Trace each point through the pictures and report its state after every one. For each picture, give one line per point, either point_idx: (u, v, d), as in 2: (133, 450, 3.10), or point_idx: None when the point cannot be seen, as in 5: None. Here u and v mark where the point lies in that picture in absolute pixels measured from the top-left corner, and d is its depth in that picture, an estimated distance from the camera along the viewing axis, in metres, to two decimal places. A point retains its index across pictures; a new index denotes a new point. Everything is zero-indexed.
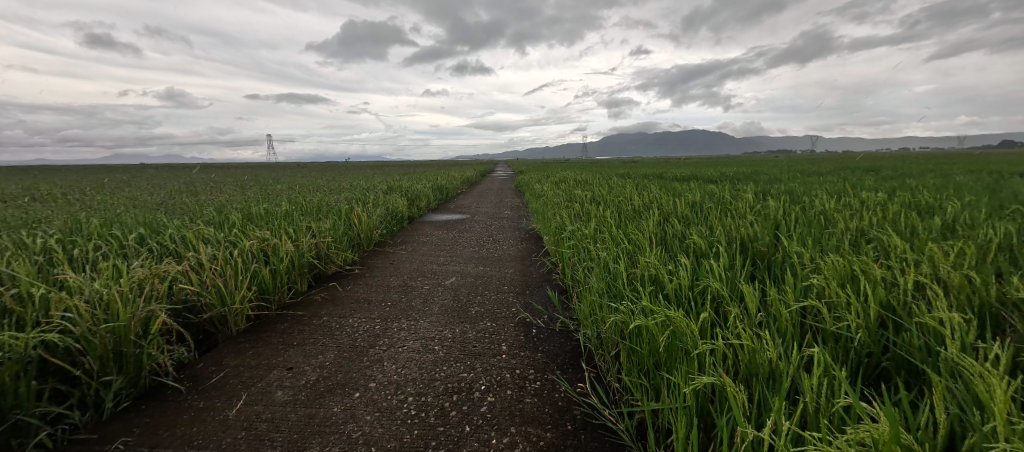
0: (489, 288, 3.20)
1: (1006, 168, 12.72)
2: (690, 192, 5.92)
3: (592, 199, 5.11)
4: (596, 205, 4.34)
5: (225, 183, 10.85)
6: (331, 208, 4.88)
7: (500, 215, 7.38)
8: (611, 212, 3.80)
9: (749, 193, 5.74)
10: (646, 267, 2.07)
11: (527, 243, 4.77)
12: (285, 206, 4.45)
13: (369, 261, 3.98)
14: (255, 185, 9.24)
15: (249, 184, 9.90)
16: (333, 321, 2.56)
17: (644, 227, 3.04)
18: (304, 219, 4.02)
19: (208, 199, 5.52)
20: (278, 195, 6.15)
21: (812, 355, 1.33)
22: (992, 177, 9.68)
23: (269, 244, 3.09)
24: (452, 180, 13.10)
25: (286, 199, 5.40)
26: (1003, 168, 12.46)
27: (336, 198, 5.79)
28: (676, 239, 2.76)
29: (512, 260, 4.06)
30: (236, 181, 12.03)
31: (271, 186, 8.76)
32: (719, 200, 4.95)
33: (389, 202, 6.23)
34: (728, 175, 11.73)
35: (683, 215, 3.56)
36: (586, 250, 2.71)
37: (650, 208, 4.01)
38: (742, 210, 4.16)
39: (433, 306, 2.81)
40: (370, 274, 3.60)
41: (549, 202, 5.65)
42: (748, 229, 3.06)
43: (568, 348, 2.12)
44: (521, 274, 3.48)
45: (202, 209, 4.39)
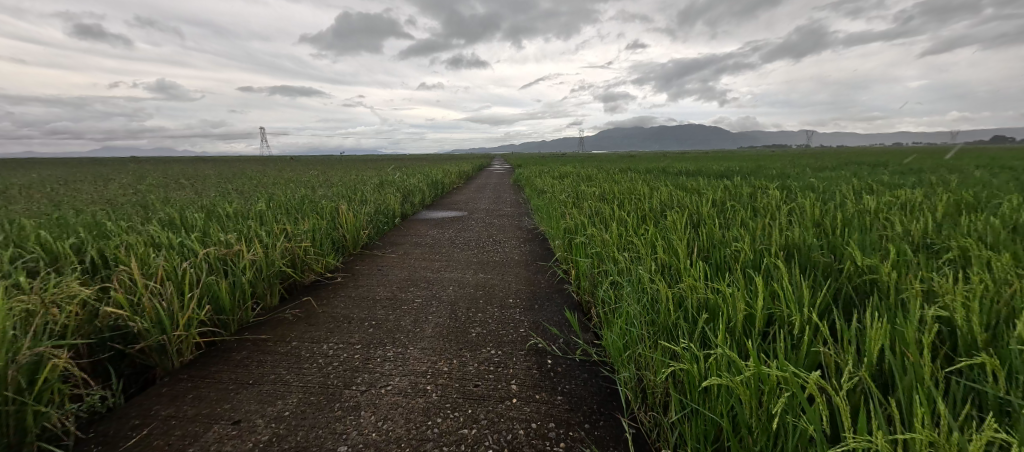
0: (492, 301, 2.76)
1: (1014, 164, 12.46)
2: (707, 189, 5.46)
3: (602, 197, 4.66)
4: (608, 204, 3.87)
5: (203, 178, 10.15)
6: (312, 206, 4.37)
7: (500, 212, 6.91)
8: (629, 212, 3.34)
9: (771, 190, 5.29)
10: (696, 290, 1.62)
11: (530, 246, 4.31)
12: (258, 205, 3.92)
13: (354, 268, 3.50)
14: (232, 181, 8.47)
15: (228, 179, 9.20)
16: (305, 347, 2.11)
17: (675, 234, 2.58)
18: (277, 219, 3.51)
19: (173, 198, 4.92)
20: (255, 192, 5.57)
21: (987, 441, 0.89)
22: (1009, 172, 9.33)
23: (230, 252, 2.61)
24: (446, 175, 12.47)
25: (261, 198, 4.84)
26: (1011, 164, 12.18)
27: (320, 195, 5.25)
28: (717, 251, 2.30)
29: (515, 266, 3.59)
30: (215, 176, 11.20)
31: (250, 182, 8.02)
32: (743, 198, 4.51)
33: (377, 198, 5.69)
34: (735, 171, 11.29)
35: (713, 218, 3.12)
36: (610, 261, 2.23)
37: (672, 209, 3.53)
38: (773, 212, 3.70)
39: (426, 327, 2.36)
40: (354, 284, 3.12)
41: (553, 200, 5.17)
42: (797, 236, 2.60)
43: (595, 390, 1.69)
44: (527, 285, 3.05)
45: (158, 209, 3.81)
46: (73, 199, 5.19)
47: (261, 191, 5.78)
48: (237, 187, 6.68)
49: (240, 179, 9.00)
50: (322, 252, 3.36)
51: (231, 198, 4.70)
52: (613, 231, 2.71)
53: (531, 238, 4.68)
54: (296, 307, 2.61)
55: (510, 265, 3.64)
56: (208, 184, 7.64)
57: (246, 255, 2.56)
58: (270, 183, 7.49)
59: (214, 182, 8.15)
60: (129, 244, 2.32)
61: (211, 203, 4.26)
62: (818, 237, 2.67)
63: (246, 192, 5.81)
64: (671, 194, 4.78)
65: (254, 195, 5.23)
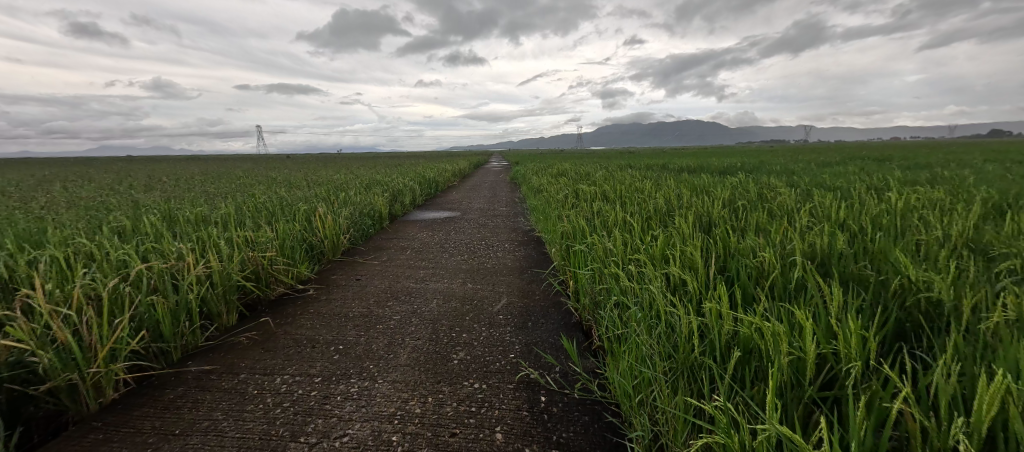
0: (479, 318, 2.44)
1: (1014, 158, 12.29)
2: (714, 187, 5.14)
3: (602, 197, 4.33)
4: (610, 206, 3.54)
5: (184, 178, 9.75)
6: (287, 209, 4.02)
7: (494, 212, 6.57)
8: (634, 215, 3.01)
9: (782, 188, 4.97)
10: (724, 322, 1.30)
11: (525, 250, 3.99)
12: (225, 209, 3.58)
13: (329, 278, 3.16)
14: (218, 181, 8.15)
15: (209, 179, 8.81)
16: (255, 380, 1.79)
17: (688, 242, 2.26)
18: (245, 224, 3.18)
19: (137, 201, 4.55)
20: (231, 194, 5.21)
21: None
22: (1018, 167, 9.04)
23: (178, 266, 2.28)
24: (441, 172, 12.12)
25: (236, 200, 4.50)
26: (1015, 158, 11.96)
27: (300, 196, 4.90)
28: (739, 263, 1.98)
29: (509, 274, 3.27)
30: (203, 176, 10.84)
31: (235, 181, 7.68)
32: (753, 198, 4.19)
33: (364, 200, 5.37)
34: (735, 167, 10.97)
35: (726, 223, 2.80)
36: (614, 275, 1.91)
37: (680, 211, 3.22)
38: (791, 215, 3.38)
39: (401, 353, 2.03)
40: (326, 298, 2.79)
41: (550, 199, 4.84)
42: (825, 243, 2.28)
43: (598, 441, 1.38)
44: (520, 298, 2.73)
45: (116, 214, 3.48)
46: (39, 202, 4.87)
47: (240, 192, 5.44)
48: (218, 188, 6.35)
49: (227, 179, 8.65)
50: (293, 263, 3.03)
51: (200, 201, 4.34)
52: (617, 237, 2.38)
53: (527, 241, 4.36)
54: (253, 329, 2.28)
55: (502, 273, 3.32)
56: (191, 184, 7.31)
57: (196, 268, 2.24)
58: (254, 183, 7.16)
59: (197, 182, 7.80)
60: (52, 259, 1.98)
61: (177, 206, 3.93)
62: (850, 245, 2.36)
63: (224, 193, 5.47)
64: (676, 193, 4.46)
65: (230, 197, 4.88)
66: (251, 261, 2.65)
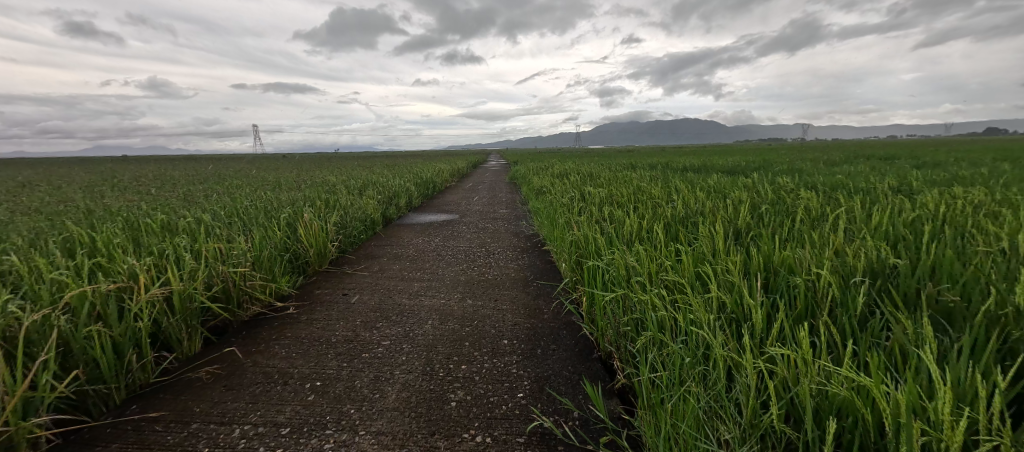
0: (482, 344, 2.13)
1: (1021, 156, 12.10)
2: (727, 189, 4.84)
3: (611, 201, 4.03)
4: (623, 211, 3.22)
5: (168, 179, 9.36)
6: (269, 215, 3.70)
7: (494, 215, 6.26)
8: (653, 224, 2.70)
9: (800, 190, 4.69)
10: (808, 380, 0.98)
11: (528, 259, 3.68)
12: (197, 218, 3.24)
13: (312, 294, 2.84)
14: (205, 183, 7.75)
15: (196, 181, 8.44)
16: (210, 432, 1.47)
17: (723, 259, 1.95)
18: (218, 235, 2.85)
19: (107, 207, 4.20)
20: (211, 198, 4.86)
21: None
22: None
23: (129, 288, 1.96)
24: (439, 173, 11.74)
25: (216, 205, 4.16)
26: (1022, 156, 11.75)
27: (286, 199, 4.57)
28: (790, 286, 1.68)
29: (513, 288, 2.96)
30: (191, 177, 10.39)
31: (220, 184, 7.27)
32: (773, 201, 3.90)
33: (355, 204, 5.02)
34: (738, 166, 10.71)
35: (755, 233, 2.50)
36: (642, 302, 1.59)
37: (702, 218, 2.90)
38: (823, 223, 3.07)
39: (390, 391, 1.71)
40: (308, 318, 2.47)
41: (554, 203, 4.52)
42: (878, 256, 1.98)
43: None
44: (527, 318, 2.42)
45: (75, 223, 3.13)
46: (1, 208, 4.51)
47: (222, 195, 5.07)
48: (202, 191, 5.97)
49: (213, 181, 8.23)
50: (271, 278, 2.71)
51: (174, 207, 4.00)
52: (640, 252, 2.06)
53: (531, 248, 4.05)
54: (216, 359, 1.95)
55: (505, 286, 3.01)
56: (174, 187, 6.91)
57: (149, 291, 1.91)
58: (241, 185, 6.78)
59: (181, 184, 7.38)
60: None
61: (147, 213, 3.58)
62: (911, 258, 2.04)
63: (206, 196, 5.11)
64: (691, 196, 4.14)
65: (210, 201, 4.53)
66: (219, 277, 2.32)
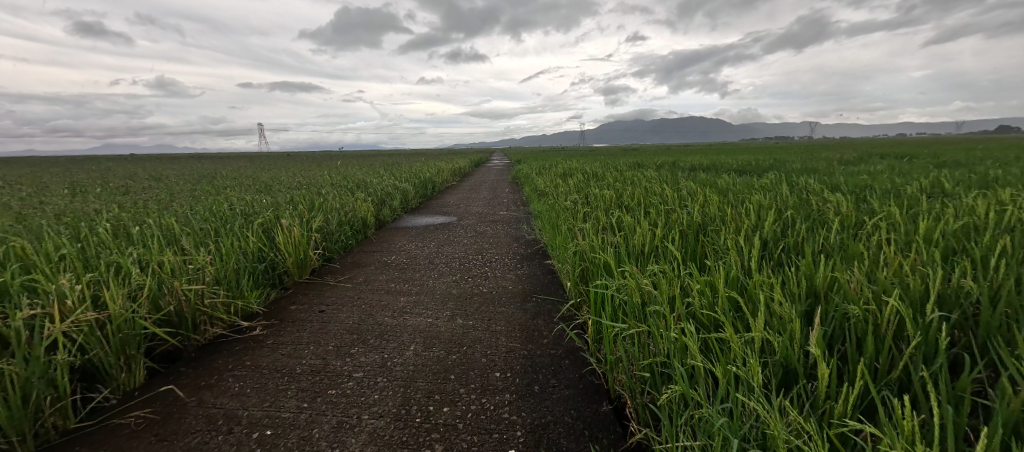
0: (469, 377, 1.82)
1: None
2: (743, 191, 4.49)
3: (619, 205, 3.70)
4: (632, 218, 2.89)
5: (156, 179, 9.03)
6: (245, 221, 3.39)
7: (494, 217, 5.95)
8: (667, 236, 2.37)
9: (824, 193, 4.33)
10: None
11: (528, 269, 3.36)
12: (162, 225, 2.94)
13: (285, 311, 2.54)
14: (189, 184, 7.37)
15: (184, 181, 8.11)
16: None
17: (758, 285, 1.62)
18: (181, 245, 2.56)
19: (73, 212, 3.88)
20: (189, 201, 4.54)
21: None
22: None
23: (54, 313, 1.67)
24: (438, 172, 11.36)
25: (190, 210, 3.83)
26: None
27: (268, 202, 4.26)
28: (847, 322, 1.35)
29: (509, 305, 2.65)
30: (178, 178, 9.95)
31: (204, 185, 6.86)
32: (797, 206, 3.55)
33: (344, 207, 4.70)
34: (747, 166, 10.31)
35: (787, 250, 2.16)
36: (663, 342, 1.27)
37: (723, 228, 2.56)
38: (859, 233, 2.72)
39: (353, 445, 1.41)
40: (274, 341, 2.16)
41: (557, 206, 4.18)
42: (945, 280, 1.64)
43: None
44: (524, 344, 2.11)
45: (23, 231, 2.82)
46: None
47: (202, 198, 4.75)
48: (181, 193, 5.60)
49: (198, 182, 7.81)
50: (237, 293, 2.41)
51: (144, 211, 3.68)
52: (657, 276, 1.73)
53: (531, 256, 3.73)
54: (157, 398, 1.66)
55: (501, 302, 2.70)
56: (156, 189, 6.52)
57: (77, 316, 1.62)
58: (225, 187, 6.40)
59: (163, 185, 6.97)
60: None
61: (110, 220, 3.27)
62: (985, 280, 1.70)
63: (184, 199, 4.77)
64: (706, 200, 3.79)
65: (185, 205, 4.19)
66: (171, 297, 2.03)
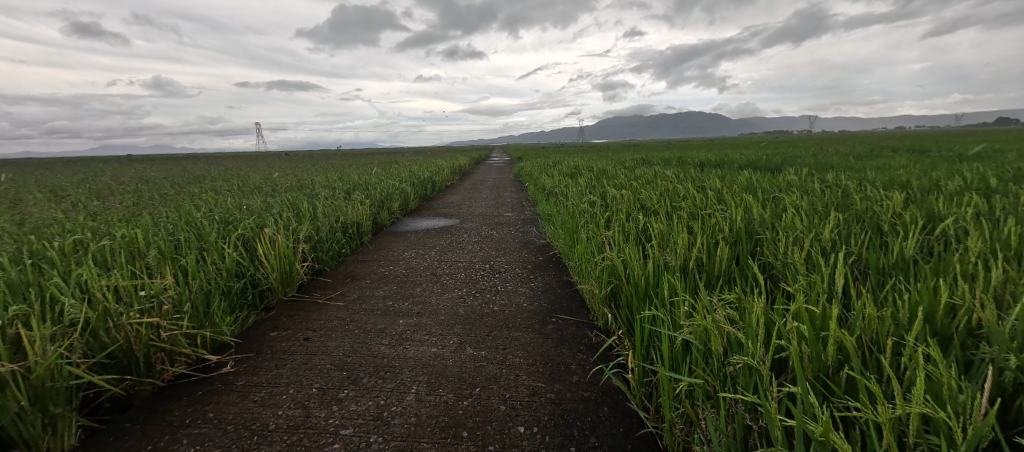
0: (488, 435, 1.44)
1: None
2: (774, 190, 4.10)
3: (640, 208, 3.32)
4: (664, 227, 2.51)
5: (134, 182, 8.45)
6: (222, 231, 2.99)
7: (499, 219, 5.57)
8: (713, 250, 2.00)
9: (863, 192, 3.94)
10: None
11: (542, 283, 2.98)
12: (122, 239, 2.53)
13: (262, 340, 2.15)
14: (171, 188, 6.84)
15: (164, 184, 7.55)
16: None
17: (863, 325, 1.25)
18: (141, 265, 2.17)
19: (27, 223, 3.42)
20: (164, 208, 4.09)
21: None
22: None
23: None
24: (438, 171, 10.92)
25: (162, 219, 3.41)
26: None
27: (251, 208, 3.85)
28: (1017, 384, 0.98)
29: (525, 328, 2.27)
30: (163, 180, 9.37)
31: (186, 189, 6.35)
32: (842, 208, 3.16)
33: (337, 212, 4.30)
34: (757, 161, 9.90)
35: (864, 271, 1.79)
36: (775, 425, 0.89)
37: (777, 239, 2.18)
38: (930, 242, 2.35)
39: None
40: (248, 383, 1.79)
41: (570, 209, 3.81)
42: None
43: None
44: (550, 384, 1.73)
45: None
46: None
47: (179, 205, 4.30)
48: (159, 198, 5.12)
49: (182, 185, 7.27)
50: (203, 321, 2.03)
51: (106, 220, 3.25)
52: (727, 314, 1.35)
53: (543, 266, 3.36)
54: None
55: (516, 324, 2.32)
56: (133, 193, 6.01)
57: None
58: (209, 190, 5.93)
59: (142, 190, 6.44)
60: None
61: (63, 232, 2.84)
62: None
63: (158, 206, 4.31)
64: (739, 201, 3.41)
65: (158, 213, 3.76)
66: (119, 333, 1.66)
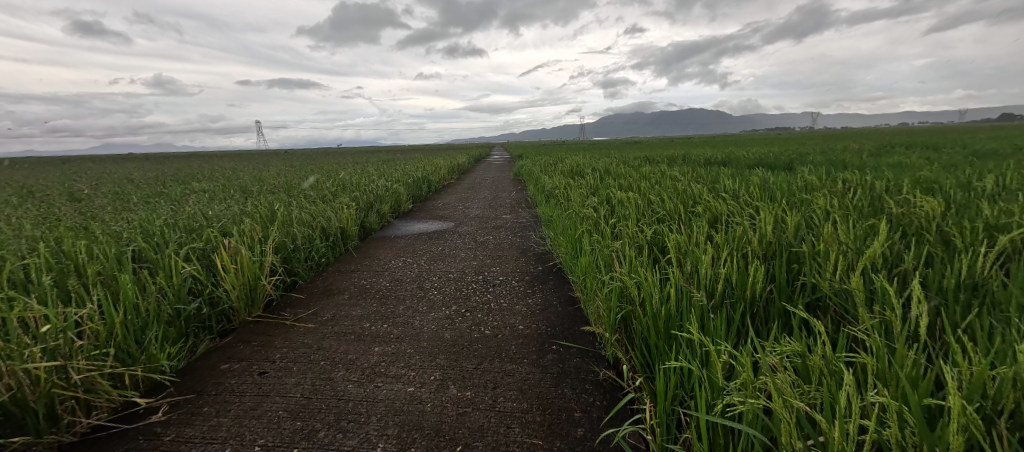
0: None
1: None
2: (795, 193, 3.72)
3: (650, 214, 2.97)
4: (683, 238, 2.15)
5: (110, 184, 7.99)
6: (176, 242, 2.63)
7: (495, 223, 5.21)
8: (744, 278, 1.64)
9: (895, 195, 3.56)
10: None
11: (541, 299, 2.64)
12: (49, 253, 2.17)
13: (208, 378, 1.82)
14: (147, 190, 6.43)
15: (139, 186, 7.10)
16: None
17: (979, 396, 0.90)
18: (60, 289, 1.82)
19: None
20: (122, 215, 3.70)
21: None
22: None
23: None
24: (435, 169, 10.54)
25: (115, 229, 3.05)
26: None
27: (219, 214, 3.49)
28: None
29: (520, 360, 1.93)
30: (144, 180, 8.93)
31: (161, 192, 5.94)
32: (878, 215, 2.79)
33: (318, 216, 3.95)
34: (766, 159, 9.48)
35: (940, 302, 1.43)
36: None
37: (820, 257, 1.84)
38: (995, 260, 2.01)
39: None
40: (179, 438, 1.46)
41: (571, 214, 3.47)
42: None
43: None
44: (548, 441, 1.40)
45: None
46: None
47: (141, 211, 3.91)
48: (127, 203, 4.73)
49: (160, 187, 6.86)
50: (125, 357, 1.68)
51: (46, 231, 2.87)
52: (786, 375, 1.00)
53: (541, 279, 3.02)
54: None
55: (509, 354, 1.99)
56: (102, 196, 5.60)
57: None
58: (185, 193, 5.53)
59: (115, 192, 6.04)
60: None
61: None
62: None
63: (120, 212, 3.94)
64: (761, 206, 3.05)
65: (115, 222, 3.39)
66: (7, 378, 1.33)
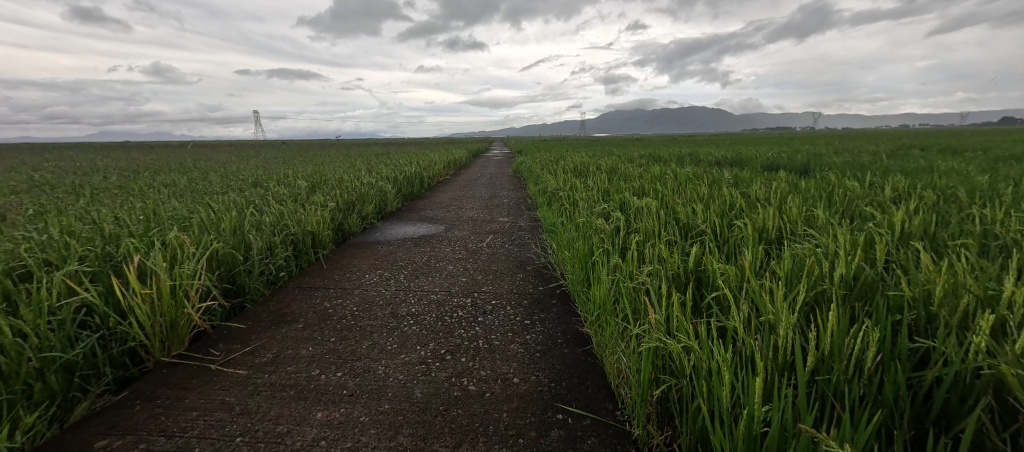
0: None
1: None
2: (848, 204, 3.12)
3: (678, 232, 2.41)
4: (735, 271, 1.61)
5: (63, 176, 7.14)
6: (72, 258, 2.02)
7: (491, 227, 4.64)
8: (860, 355, 1.07)
9: (970, 210, 2.96)
10: None
11: (542, 335, 2.10)
12: None
13: None
14: (96, 184, 5.64)
15: (93, 179, 6.28)
16: None
17: None
18: None
19: None
20: (33, 220, 3.02)
21: None
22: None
23: None
24: (430, 166, 9.87)
25: (15, 237, 2.46)
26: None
27: (153, 220, 2.86)
28: None
29: (514, 441, 1.38)
30: (111, 171, 8.14)
31: (110, 188, 5.18)
32: (969, 238, 2.22)
33: (283, 222, 3.36)
34: (781, 160, 8.90)
35: None
36: None
37: (944, 312, 1.29)
38: None
39: None
40: None
41: (579, 225, 2.92)
42: None
43: None
44: None
45: None
46: None
47: (61, 214, 3.22)
48: (55, 202, 3.99)
49: (120, 180, 6.17)
50: None
51: None
52: None
53: (542, 304, 2.48)
54: None
55: (499, 429, 1.44)
56: (45, 191, 4.91)
57: None
58: (146, 188, 4.99)
59: (73, 185, 5.49)
60: None
61: None
62: None
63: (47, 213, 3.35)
64: (810, 223, 2.51)
65: (27, 226, 2.80)
66: None
